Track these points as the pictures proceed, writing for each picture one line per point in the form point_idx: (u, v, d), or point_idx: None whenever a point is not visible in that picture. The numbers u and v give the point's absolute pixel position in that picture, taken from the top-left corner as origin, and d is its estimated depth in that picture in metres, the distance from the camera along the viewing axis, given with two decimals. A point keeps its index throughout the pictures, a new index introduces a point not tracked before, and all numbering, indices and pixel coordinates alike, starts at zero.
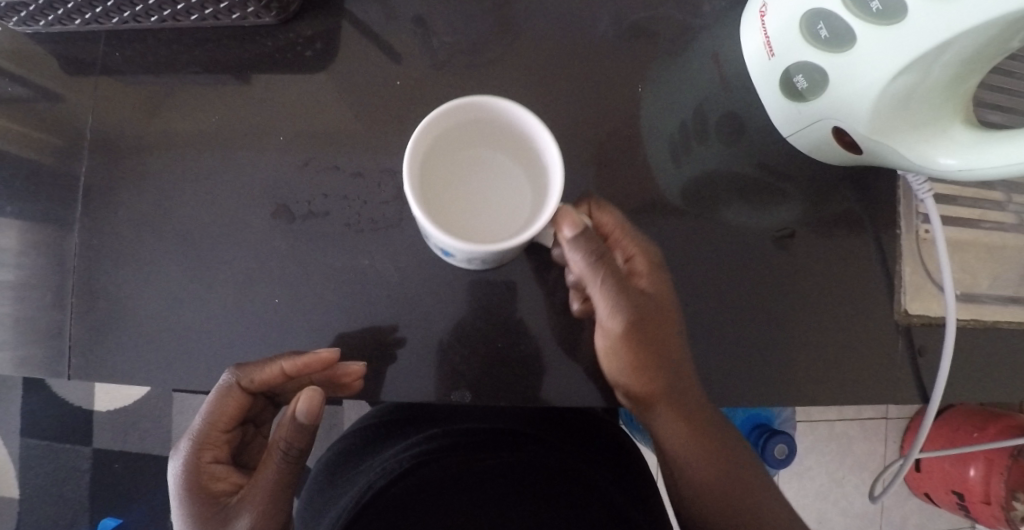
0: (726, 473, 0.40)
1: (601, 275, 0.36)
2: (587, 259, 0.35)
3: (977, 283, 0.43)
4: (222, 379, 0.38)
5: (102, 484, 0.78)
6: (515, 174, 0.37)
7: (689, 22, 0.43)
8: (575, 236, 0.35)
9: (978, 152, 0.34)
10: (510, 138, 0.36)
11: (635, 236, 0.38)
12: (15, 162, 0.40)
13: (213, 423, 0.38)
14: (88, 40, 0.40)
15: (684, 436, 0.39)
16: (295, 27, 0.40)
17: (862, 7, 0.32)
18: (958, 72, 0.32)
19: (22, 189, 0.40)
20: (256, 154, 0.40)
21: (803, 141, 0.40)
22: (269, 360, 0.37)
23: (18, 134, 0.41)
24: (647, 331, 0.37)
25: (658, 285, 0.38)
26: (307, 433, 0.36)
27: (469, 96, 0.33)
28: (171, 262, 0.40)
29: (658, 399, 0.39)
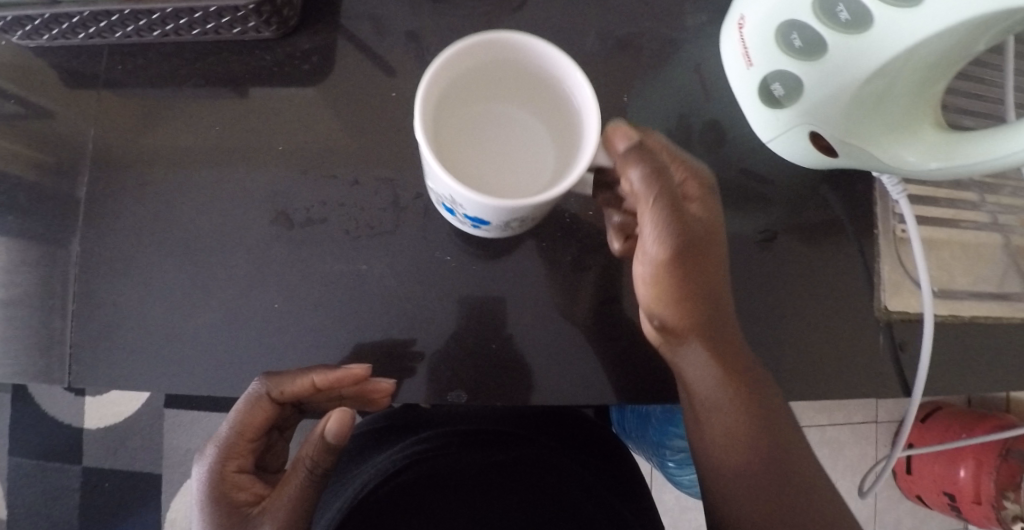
0: (762, 421, 0.38)
1: (656, 189, 0.36)
2: (642, 172, 0.35)
3: (953, 280, 0.47)
4: (253, 387, 0.40)
5: (93, 503, 0.87)
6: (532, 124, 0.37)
7: (671, 36, 0.46)
8: (626, 148, 0.36)
9: (948, 151, 0.35)
10: (530, 86, 0.36)
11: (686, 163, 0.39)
12: (16, 174, 0.44)
13: (241, 431, 0.41)
14: (92, 55, 0.44)
15: (721, 374, 0.38)
16: (293, 42, 0.44)
17: (830, 17, 0.32)
18: (924, 76, 0.33)
19: (23, 200, 0.43)
20: (259, 163, 0.43)
21: (782, 145, 0.41)
22: (302, 372, 0.39)
23: (21, 150, 0.44)
24: (695, 253, 0.37)
25: (709, 212, 0.38)
26: (332, 452, 0.39)
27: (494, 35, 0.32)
28: (173, 267, 0.43)
29: (696, 327, 0.37)
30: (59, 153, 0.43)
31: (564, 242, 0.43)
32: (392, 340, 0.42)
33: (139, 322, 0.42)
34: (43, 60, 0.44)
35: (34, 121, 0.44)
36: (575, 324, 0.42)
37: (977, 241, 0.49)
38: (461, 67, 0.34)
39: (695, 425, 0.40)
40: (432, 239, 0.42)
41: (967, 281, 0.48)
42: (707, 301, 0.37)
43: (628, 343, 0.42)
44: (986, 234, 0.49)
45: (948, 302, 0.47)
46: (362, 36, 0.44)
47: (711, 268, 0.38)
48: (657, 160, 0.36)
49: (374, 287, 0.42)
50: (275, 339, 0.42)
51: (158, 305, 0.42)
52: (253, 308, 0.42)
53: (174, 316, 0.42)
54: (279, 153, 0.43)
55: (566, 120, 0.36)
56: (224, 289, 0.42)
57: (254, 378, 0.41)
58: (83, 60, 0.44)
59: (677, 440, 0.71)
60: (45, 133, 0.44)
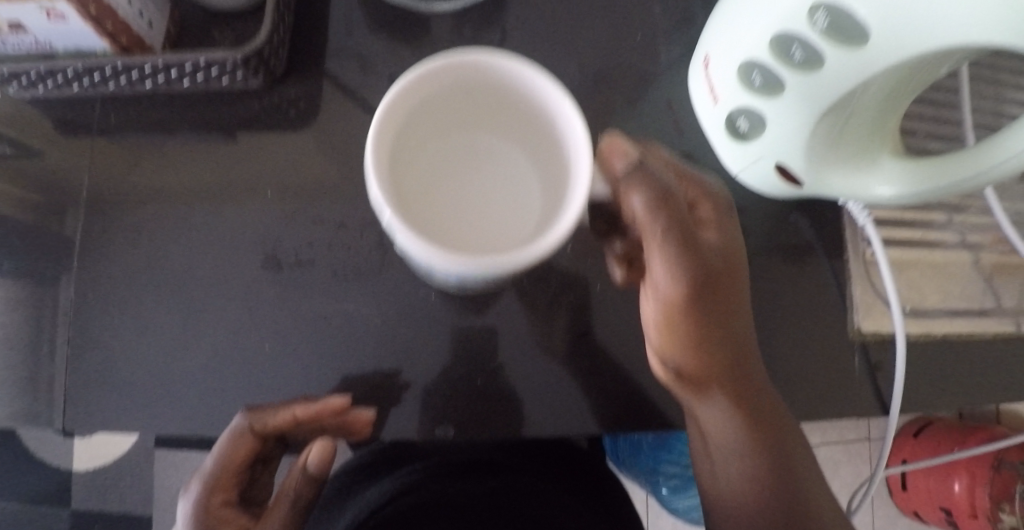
0: (784, 459, 0.41)
1: (662, 218, 0.36)
2: (646, 200, 0.35)
3: (923, 299, 0.49)
4: (235, 421, 0.41)
5: None
6: (519, 162, 0.38)
7: (643, 78, 0.50)
8: (626, 170, 0.36)
9: (909, 177, 0.37)
10: (516, 119, 0.37)
11: (696, 183, 0.39)
12: (14, 223, 0.45)
13: (226, 466, 0.41)
14: (86, 105, 0.46)
15: (743, 420, 0.39)
16: (281, 90, 0.46)
17: (786, 57, 0.35)
18: (880, 109, 0.35)
19: (20, 247, 0.45)
20: (248, 206, 0.44)
21: (752, 178, 0.43)
22: (281, 405, 0.40)
23: (18, 200, 0.45)
24: (711, 290, 0.37)
25: (723, 240, 0.39)
26: (314, 482, 0.43)
27: (474, 60, 0.34)
28: (166, 310, 0.43)
29: (716, 375, 0.39)
30: (55, 202, 0.45)
31: (546, 277, 0.44)
32: (382, 378, 0.43)
33: (132, 366, 0.43)
34: (40, 113, 0.46)
35: (31, 173, 0.45)
36: (560, 356, 0.43)
37: (946, 260, 0.51)
38: (445, 91, 0.35)
39: (710, 466, 0.42)
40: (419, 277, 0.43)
41: (937, 300, 0.49)
42: (721, 323, 0.38)
43: (611, 372, 0.43)
44: (953, 253, 0.51)
45: (920, 321, 0.48)
46: (347, 82, 0.46)
47: (727, 304, 0.38)
48: (660, 185, 0.36)
49: (363, 325, 0.43)
50: (265, 378, 0.43)
51: (150, 349, 0.43)
52: (243, 349, 0.43)
53: (167, 359, 0.43)
54: (267, 198, 0.44)
55: (554, 156, 0.37)
56: (215, 333, 0.43)
57: (237, 413, 0.41)
58: (79, 111, 0.46)
59: (670, 466, 0.71)
60: (42, 184, 0.45)
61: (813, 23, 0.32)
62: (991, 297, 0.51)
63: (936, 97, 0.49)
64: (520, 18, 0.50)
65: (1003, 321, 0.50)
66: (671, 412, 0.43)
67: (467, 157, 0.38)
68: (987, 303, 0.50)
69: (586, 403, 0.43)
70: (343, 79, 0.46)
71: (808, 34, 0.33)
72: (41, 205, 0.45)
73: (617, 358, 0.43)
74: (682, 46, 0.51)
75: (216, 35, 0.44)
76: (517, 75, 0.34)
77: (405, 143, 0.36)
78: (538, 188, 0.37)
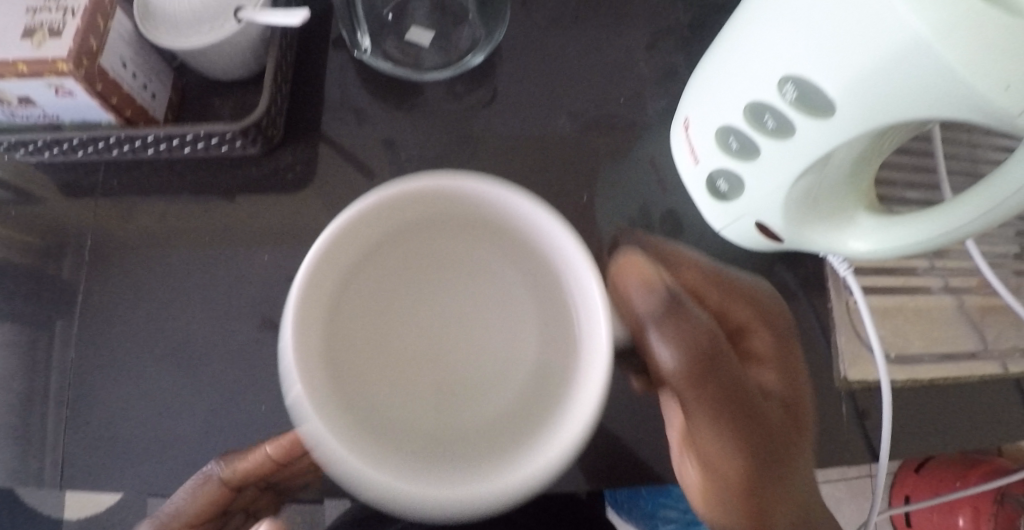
0: None
1: (704, 372, 0.33)
2: (679, 353, 0.33)
3: (908, 345, 0.50)
4: (211, 467, 0.40)
5: None
6: (512, 291, 0.33)
7: (625, 139, 0.52)
8: (644, 302, 0.33)
9: (884, 234, 0.38)
10: (504, 245, 0.33)
11: (750, 311, 0.40)
12: (24, 287, 0.47)
13: (181, 514, 0.40)
14: (89, 170, 0.49)
15: None
16: (278, 156, 0.50)
17: (760, 124, 0.37)
18: (852, 171, 0.36)
19: (28, 310, 0.47)
20: (244, 267, 0.47)
21: (734, 233, 0.45)
22: (259, 448, 0.39)
23: (26, 263, 0.48)
24: (763, 440, 0.35)
25: (773, 379, 0.39)
26: None
27: (450, 185, 0.30)
28: (163, 372, 0.45)
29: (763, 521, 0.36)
30: (64, 267, 0.47)
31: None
32: None
33: (127, 426, 0.44)
34: (54, 184, 0.49)
35: (43, 238, 0.48)
36: None
37: (928, 305, 0.51)
38: (418, 213, 0.31)
39: None
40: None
41: (922, 345, 0.50)
42: (774, 468, 0.36)
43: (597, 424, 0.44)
44: (935, 298, 0.52)
45: (905, 368, 0.49)
46: (353, 151, 0.51)
47: (781, 450, 0.36)
48: (697, 328, 0.33)
49: None
50: (252, 437, 0.43)
51: (145, 409, 0.44)
52: (235, 409, 0.43)
53: (161, 418, 0.44)
54: (265, 260, 0.47)
55: (552, 288, 0.32)
56: (208, 393, 0.44)
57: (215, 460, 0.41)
58: (82, 173, 0.49)
59: (668, 510, 0.71)
60: (53, 251, 0.48)
61: (782, 94, 0.35)
62: (978, 340, 0.51)
63: (903, 162, 0.52)
64: (510, 81, 0.54)
65: (987, 363, 0.50)
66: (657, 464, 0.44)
67: (462, 277, 0.33)
68: (973, 346, 0.51)
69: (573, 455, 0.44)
70: (349, 147, 0.51)
71: (778, 104, 0.35)
72: (52, 271, 0.47)
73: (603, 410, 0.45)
74: (665, 101, 0.54)
75: (216, 103, 0.46)
76: (560, 232, 0.30)
77: (364, 276, 0.31)
78: (535, 328, 0.32)
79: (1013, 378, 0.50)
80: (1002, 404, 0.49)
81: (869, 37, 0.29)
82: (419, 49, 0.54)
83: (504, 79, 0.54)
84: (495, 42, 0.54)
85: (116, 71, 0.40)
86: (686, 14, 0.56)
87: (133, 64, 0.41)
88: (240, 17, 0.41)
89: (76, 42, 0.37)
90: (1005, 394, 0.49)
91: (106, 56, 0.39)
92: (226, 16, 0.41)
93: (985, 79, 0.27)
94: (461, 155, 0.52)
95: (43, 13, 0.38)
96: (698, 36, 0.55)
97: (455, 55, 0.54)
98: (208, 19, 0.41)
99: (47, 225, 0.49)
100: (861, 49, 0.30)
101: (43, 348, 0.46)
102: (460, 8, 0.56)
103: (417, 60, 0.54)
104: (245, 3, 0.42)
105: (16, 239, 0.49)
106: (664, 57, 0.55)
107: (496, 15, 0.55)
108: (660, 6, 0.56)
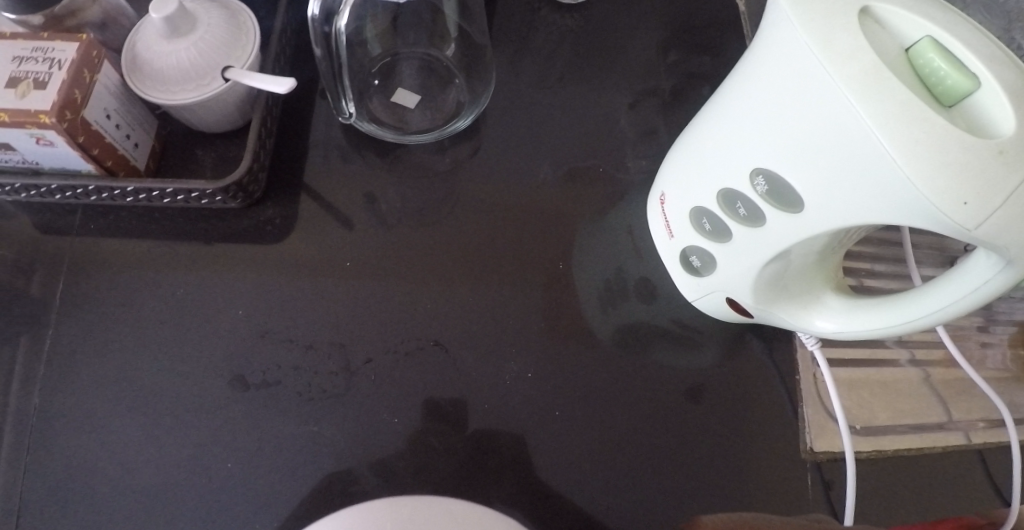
0: None
1: None
2: None
3: (874, 417, 0.49)
4: None
5: None
6: None
7: (604, 204, 0.53)
8: None
9: (847, 317, 0.39)
10: None
11: None
12: None
13: None
14: (67, 212, 0.50)
15: None
16: (259, 208, 0.51)
17: (732, 211, 0.39)
18: (818, 258, 0.38)
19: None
20: (217, 318, 0.47)
21: (706, 305, 0.47)
22: None
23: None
24: None
25: None
26: None
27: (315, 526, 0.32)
28: (129, 423, 0.45)
29: None
30: (27, 317, 0.48)
31: (500, 396, 0.46)
32: (338, 496, 0.43)
33: (84, 477, 0.43)
34: (32, 228, 0.50)
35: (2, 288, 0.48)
36: (510, 475, 0.44)
37: (895, 378, 0.51)
38: None
39: None
40: (384, 405, 0.45)
41: (890, 417, 0.49)
42: None
43: (557, 491, 0.44)
44: (901, 370, 0.51)
45: (871, 439, 0.48)
46: (334, 202, 0.52)
47: None
48: None
49: (324, 444, 0.44)
50: (211, 495, 0.43)
51: (105, 461, 0.44)
52: (198, 466, 0.43)
53: (122, 470, 0.43)
54: (239, 315, 0.48)
55: None
56: (173, 447, 0.44)
57: None
58: (60, 216, 0.50)
59: None
60: (11, 302, 0.48)
61: (754, 185, 0.36)
62: (943, 412, 0.50)
63: (871, 249, 0.54)
64: (493, 140, 0.55)
65: (951, 434, 0.49)
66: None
67: None
68: (939, 418, 0.50)
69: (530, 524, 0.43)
70: (330, 199, 0.52)
71: (749, 193, 0.37)
72: (16, 318, 0.47)
73: (565, 476, 0.45)
74: (645, 162, 0.54)
75: (198, 153, 0.47)
76: None
77: None
78: None
79: (976, 449, 0.49)
80: (965, 476, 0.48)
81: (837, 142, 0.30)
82: (404, 109, 0.55)
83: (488, 138, 0.55)
84: (480, 107, 0.55)
85: (99, 124, 0.40)
86: (668, 79, 0.58)
87: (117, 115, 0.42)
88: (227, 77, 0.42)
89: (60, 95, 0.37)
90: (968, 465, 0.49)
91: (91, 109, 0.40)
92: (213, 75, 0.42)
93: (943, 193, 0.28)
94: (441, 210, 0.52)
95: (30, 64, 0.38)
96: (679, 102, 0.57)
97: (440, 118, 0.55)
98: (193, 77, 0.42)
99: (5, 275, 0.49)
100: (828, 153, 0.31)
101: (12, 390, 0.46)
102: (446, 72, 0.56)
103: (402, 119, 0.54)
104: (233, 63, 0.43)
105: None
106: (645, 120, 0.56)
107: (482, 78, 0.56)
108: (644, 72, 0.58)
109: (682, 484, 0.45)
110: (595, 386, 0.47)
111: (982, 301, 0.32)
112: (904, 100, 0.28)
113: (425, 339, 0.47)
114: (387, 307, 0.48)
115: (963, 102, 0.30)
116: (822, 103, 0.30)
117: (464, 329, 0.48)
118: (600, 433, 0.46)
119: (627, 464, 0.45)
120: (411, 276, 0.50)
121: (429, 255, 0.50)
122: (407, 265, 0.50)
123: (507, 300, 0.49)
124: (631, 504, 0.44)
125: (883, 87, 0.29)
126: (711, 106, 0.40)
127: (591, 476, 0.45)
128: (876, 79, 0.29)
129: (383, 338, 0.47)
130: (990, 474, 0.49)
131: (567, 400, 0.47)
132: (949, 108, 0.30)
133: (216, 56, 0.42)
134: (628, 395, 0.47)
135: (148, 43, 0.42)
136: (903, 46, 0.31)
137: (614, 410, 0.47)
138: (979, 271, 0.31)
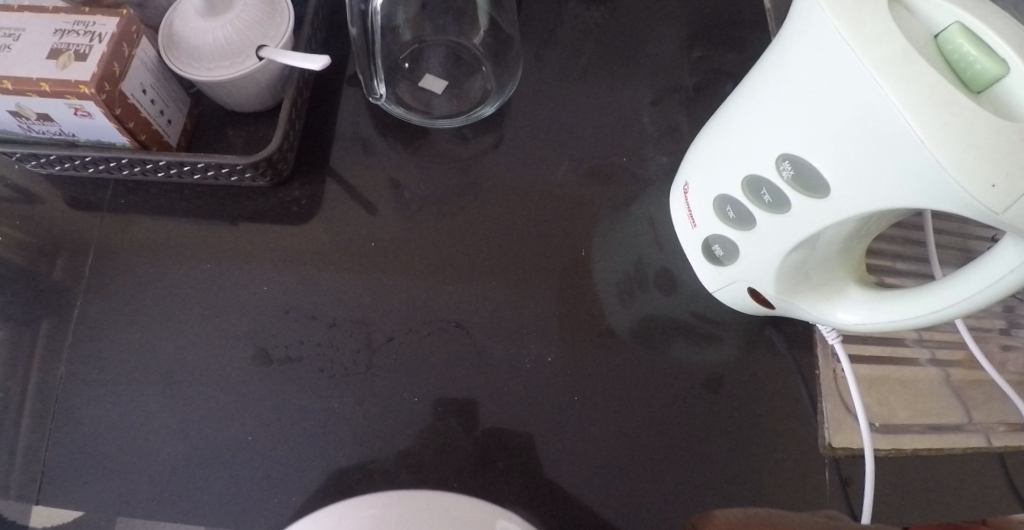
0: None
1: None
2: None
3: (893, 416, 0.48)
4: None
5: None
6: None
7: (626, 194, 0.53)
8: None
9: (869, 308, 0.39)
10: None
11: None
12: (27, 301, 0.49)
13: None
14: (97, 187, 0.51)
15: None
16: (284, 189, 0.52)
17: (757, 198, 0.39)
18: (842, 246, 0.38)
19: (26, 321, 0.48)
20: (241, 295, 0.48)
21: (728, 295, 0.47)
22: None
23: (34, 276, 0.49)
24: None
25: None
26: None
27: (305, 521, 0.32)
28: (152, 394, 0.46)
29: None
30: (60, 285, 0.49)
31: (516, 381, 0.47)
32: (354, 472, 0.44)
33: (107, 445, 0.44)
34: (65, 201, 0.51)
35: (37, 258, 0.50)
36: (524, 460, 0.45)
37: (914, 377, 0.50)
38: None
39: None
40: (403, 384, 0.46)
41: (909, 416, 0.49)
42: None
43: (570, 475, 0.44)
44: (920, 369, 0.51)
45: (890, 437, 0.48)
46: (358, 186, 0.52)
47: None
48: None
49: (341, 421, 0.45)
50: (232, 466, 0.44)
51: (129, 430, 0.45)
52: (219, 436, 0.44)
53: (144, 437, 0.45)
54: (264, 291, 0.48)
55: None
56: (194, 417, 0.45)
57: None
58: (89, 190, 0.51)
59: None
60: (45, 273, 0.49)
61: (780, 171, 0.37)
62: (962, 413, 0.49)
63: (893, 244, 0.54)
64: (516, 130, 0.56)
65: (970, 436, 0.49)
66: (629, 522, 0.44)
67: None
68: (958, 419, 0.49)
69: (542, 509, 0.44)
70: (354, 183, 0.52)
71: (775, 179, 0.37)
72: (49, 286, 0.49)
73: (578, 463, 0.45)
74: (668, 155, 0.54)
75: (228, 131, 0.49)
76: None
77: None
78: None
79: (996, 453, 0.48)
80: (985, 479, 0.48)
81: (863, 125, 0.30)
82: (431, 94, 0.55)
83: (511, 126, 0.56)
84: (506, 95, 0.55)
85: (136, 97, 0.42)
86: (692, 76, 0.58)
87: (152, 90, 0.43)
88: (261, 55, 0.44)
89: (99, 67, 0.38)
90: (988, 469, 0.48)
91: (129, 82, 0.41)
92: (247, 54, 0.44)
93: (970, 176, 0.27)
94: (462, 196, 0.53)
95: (71, 37, 0.39)
96: (702, 97, 0.57)
97: (466, 105, 0.55)
98: (228, 55, 0.44)
99: (40, 245, 0.50)
100: (853, 137, 0.31)
101: (41, 360, 0.47)
102: (473, 60, 0.57)
103: (428, 105, 0.55)
104: (267, 42, 0.44)
105: (27, 249, 0.50)
106: (667, 114, 0.56)
107: (508, 66, 0.57)
108: (668, 67, 0.58)
109: (695, 474, 0.45)
110: (610, 373, 0.47)
111: (1008, 291, 0.32)
112: (931, 84, 0.28)
113: (446, 321, 0.48)
114: (407, 290, 0.49)
115: (992, 89, 0.30)
116: (849, 86, 0.30)
117: (483, 312, 0.48)
118: (616, 420, 0.46)
119: (641, 452, 0.45)
120: (432, 260, 0.50)
121: (449, 240, 0.51)
122: (427, 250, 0.50)
123: (525, 286, 0.50)
124: (644, 493, 0.44)
125: (910, 70, 0.28)
126: (738, 95, 0.40)
127: (604, 464, 0.45)
128: (904, 63, 0.29)
129: (404, 319, 0.48)
130: (1011, 478, 0.48)
131: (584, 386, 0.47)
132: (978, 93, 0.30)
133: (250, 35, 0.44)
134: (643, 384, 0.47)
135: (186, 20, 0.43)
136: (932, 32, 0.31)
137: (629, 397, 0.47)
138: (1004, 259, 0.31)
